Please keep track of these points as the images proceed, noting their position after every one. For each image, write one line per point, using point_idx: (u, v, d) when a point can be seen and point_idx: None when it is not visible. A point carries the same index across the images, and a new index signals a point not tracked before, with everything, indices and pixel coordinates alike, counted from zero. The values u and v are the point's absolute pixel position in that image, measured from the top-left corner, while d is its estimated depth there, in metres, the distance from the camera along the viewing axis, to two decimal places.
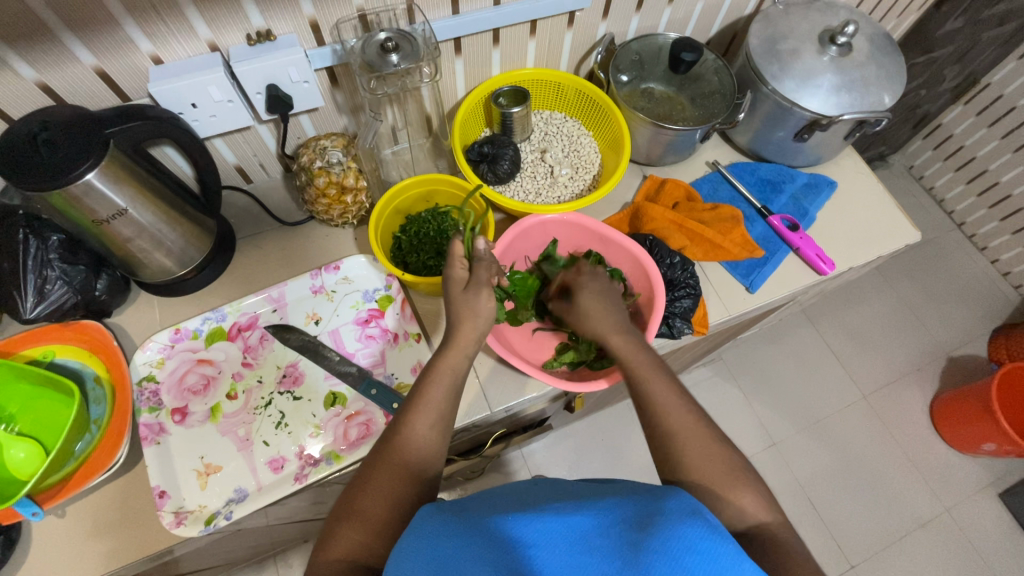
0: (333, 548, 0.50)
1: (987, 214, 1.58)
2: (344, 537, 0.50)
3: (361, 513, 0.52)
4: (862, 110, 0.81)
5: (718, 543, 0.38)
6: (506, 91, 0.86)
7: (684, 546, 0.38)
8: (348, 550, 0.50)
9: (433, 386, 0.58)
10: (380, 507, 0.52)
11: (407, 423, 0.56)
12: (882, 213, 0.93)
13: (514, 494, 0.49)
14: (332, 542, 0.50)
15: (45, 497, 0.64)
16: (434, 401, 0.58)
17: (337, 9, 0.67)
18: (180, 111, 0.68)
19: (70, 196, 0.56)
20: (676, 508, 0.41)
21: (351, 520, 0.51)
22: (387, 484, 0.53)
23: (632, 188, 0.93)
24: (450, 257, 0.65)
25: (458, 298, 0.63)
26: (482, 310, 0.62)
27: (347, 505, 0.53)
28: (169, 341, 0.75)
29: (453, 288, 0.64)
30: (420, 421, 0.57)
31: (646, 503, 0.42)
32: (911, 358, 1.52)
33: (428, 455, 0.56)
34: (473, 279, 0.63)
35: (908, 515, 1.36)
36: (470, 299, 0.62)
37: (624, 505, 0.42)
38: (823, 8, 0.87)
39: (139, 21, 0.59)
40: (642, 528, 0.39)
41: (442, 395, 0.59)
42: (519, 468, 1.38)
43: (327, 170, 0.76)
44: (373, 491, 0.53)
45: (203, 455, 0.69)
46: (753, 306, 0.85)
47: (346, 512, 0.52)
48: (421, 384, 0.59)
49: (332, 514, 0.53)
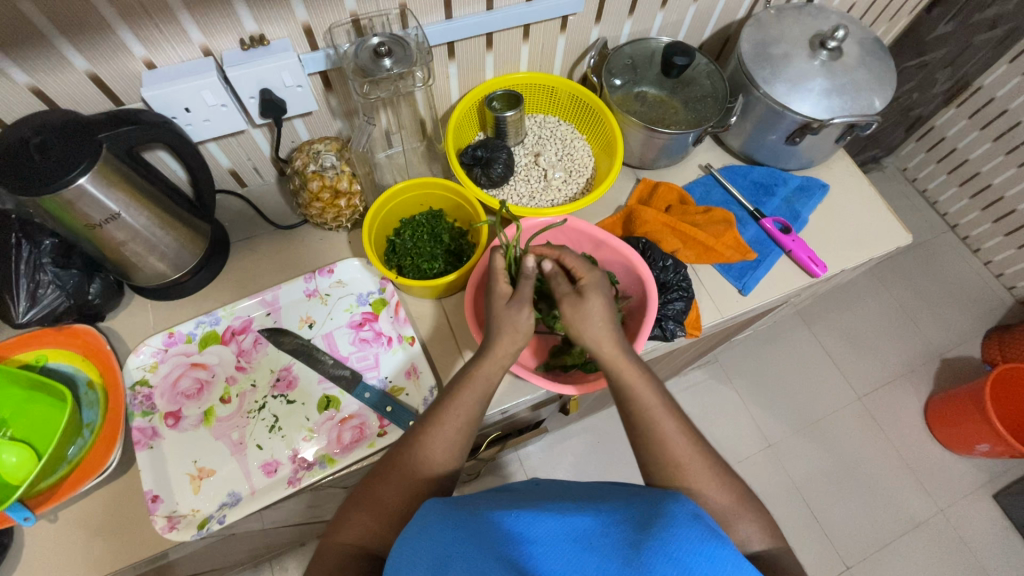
0: (344, 532, 0.53)
1: (980, 216, 1.59)
2: (356, 524, 0.53)
3: (377, 504, 0.54)
4: (853, 114, 0.81)
5: (719, 546, 0.39)
6: (500, 95, 0.87)
7: (684, 547, 0.38)
8: (358, 536, 0.52)
9: (467, 392, 0.58)
10: (394, 501, 0.54)
11: (433, 424, 0.57)
12: (874, 215, 0.93)
13: (517, 493, 0.49)
14: (345, 526, 0.53)
15: (38, 501, 0.64)
16: (465, 406, 0.58)
17: (330, 14, 0.68)
18: (173, 116, 0.68)
19: (63, 201, 0.56)
20: (677, 510, 0.41)
21: (366, 508, 0.54)
22: (405, 479, 0.54)
23: (626, 190, 0.94)
24: (496, 269, 0.64)
25: (501, 312, 0.60)
26: (524, 327, 0.59)
27: (364, 492, 0.55)
28: (162, 344, 0.75)
29: (497, 301, 0.62)
30: (446, 424, 0.57)
31: (647, 503, 0.42)
32: (906, 359, 1.53)
33: (448, 460, 0.56)
34: (519, 295, 0.60)
35: (903, 516, 1.36)
36: (512, 314, 0.59)
37: (626, 506, 0.42)
38: (814, 13, 0.87)
39: (133, 26, 0.59)
40: (642, 528, 0.39)
41: (474, 402, 0.58)
42: (515, 471, 1.37)
43: (321, 174, 0.76)
44: (391, 484, 0.54)
45: (198, 458, 0.69)
46: (745, 308, 0.85)
47: (361, 499, 0.55)
48: (452, 389, 0.59)
49: (349, 498, 0.56)
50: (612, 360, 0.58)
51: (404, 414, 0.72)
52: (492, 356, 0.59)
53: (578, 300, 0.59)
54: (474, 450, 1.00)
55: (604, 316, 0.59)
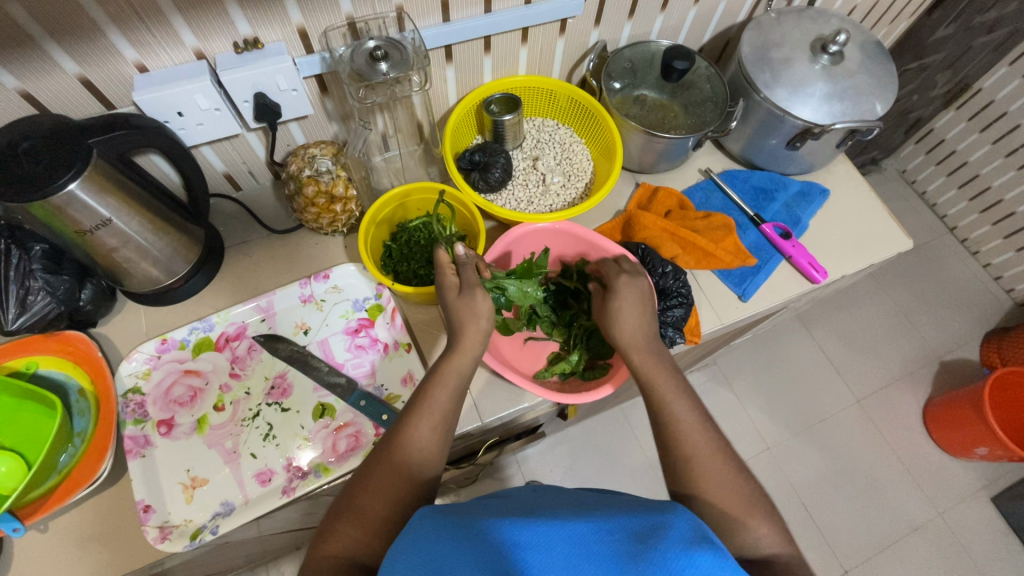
0: (329, 544, 0.51)
1: (979, 219, 1.59)
2: (342, 535, 0.51)
3: (359, 512, 0.52)
4: (855, 119, 0.80)
5: (716, 557, 0.38)
6: (498, 99, 0.86)
7: (681, 558, 0.37)
8: (346, 547, 0.50)
9: (438, 390, 0.58)
10: (378, 507, 0.52)
11: (408, 425, 0.56)
12: (875, 220, 0.93)
13: (513, 502, 0.48)
14: (330, 538, 0.51)
15: (27, 512, 0.63)
16: (439, 403, 0.57)
17: (326, 16, 0.67)
18: (166, 120, 0.67)
19: (52, 207, 0.55)
20: (674, 521, 0.40)
21: (349, 518, 0.52)
22: (388, 483, 0.53)
23: (625, 195, 0.93)
24: (439, 265, 0.65)
25: (455, 303, 0.61)
26: (483, 309, 0.61)
27: (347, 501, 0.53)
28: (155, 351, 0.74)
29: (448, 294, 0.62)
30: (422, 423, 0.56)
31: (643, 513, 0.41)
32: (904, 362, 1.53)
33: (426, 460, 0.55)
34: (466, 281, 0.62)
35: (901, 520, 1.36)
36: (466, 302, 0.61)
37: (621, 515, 0.41)
38: (815, 16, 0.87)
39: (124, 29, 0.58)
40: (639, 538, 0.39)
41: (447, 397, 0.58)
42: (513, 474, 1.36)
43: (316, 179, 0.75)
44: (372, 490, 0.53)
45: (190, 468, 0.68)
46: (745, 314, 0.85)
47: (344, 509, 0.53)
48: (426, 385, 0.59)
49: (332, 510, 0.54)
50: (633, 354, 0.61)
51: None
52: (462, 348, 0.60)
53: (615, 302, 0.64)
54: (471, 456, 0.99)
55: (634, 321, 0.63)
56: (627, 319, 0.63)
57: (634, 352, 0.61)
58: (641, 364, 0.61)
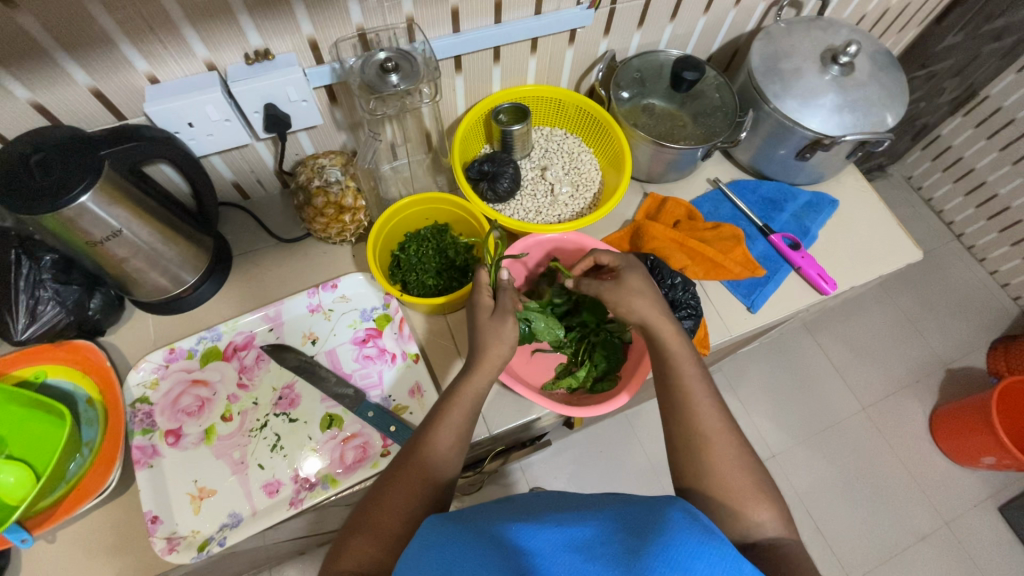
0: (345, 559, 0.50)
1: (986, 226, 1.58)
2: (358, 550, 0.50)
3: (375, 527, 0.52)
4: (865, 130, 0.80)
5: (715, 548, 0.39)
6: (506, 108, 0.86)
7: (678, 551, 0.38)
8: (359, 563, 0.49)
9: (455, 410, 0.58)
10: (393, 524, 0.52)
11: (423, 444, 0.56)
12: (884, 230, 0.92)
13: (520, 504, 0.49)
14: (345, 554, 0.50)
15: (34, 523, 0.63)
16: (455, 422, 0.58)
17: (336, 28, 0.67)
18: (177, 131, 0.67)
19: (64, 219, 0.55)
20: (674, 513, 0.41)
21: (365, 534, 0.52)
22: (403, 500, 0.53)
23: (633, 205, 0.93)
24: (477, 284, 0.67)
25: (484, 324, 0.63)
26: (508, 335, 0.62)
27: (362, 518, 0.53)
28: (163, 360, 0.74)
29: (480, 314, 0.65)
30: (438, 442, 0.57)
31: (643, 509, 0.42)
32: (910, 369, 1.52)
33: (441, 478, 0.55)
34: (500, 306, 0.64)
35: (907, 529, 1.35)
36: (495, 326, 0.62)
37: (622, 514, 0.42)
38: (825, 26, 0.86)
39: (135, 40, 0.58)
40: (640, 534, 0.40)
41: (462, 416, 0.59)
42: (518, 481, 1.36)
43: (326, 190, 0.75)
44: (387, 507, 0.53)
45: (197, 478, 0.68)
46: (753, 326, 0.85)
47: (360, 525, 0.52)
48: (441, 405, 0.60)
49: (345, 528, 0.53)
50: (657, 326, 0.62)
51: (408, 433, 0.70)
52: (481, 370, 0.61)
53: (617, 284, 0.65)
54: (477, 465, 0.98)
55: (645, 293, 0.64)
56: (641, 290, 0.64)
57: (654, 320, 0.62)
58: (665, 333, 0.62)
